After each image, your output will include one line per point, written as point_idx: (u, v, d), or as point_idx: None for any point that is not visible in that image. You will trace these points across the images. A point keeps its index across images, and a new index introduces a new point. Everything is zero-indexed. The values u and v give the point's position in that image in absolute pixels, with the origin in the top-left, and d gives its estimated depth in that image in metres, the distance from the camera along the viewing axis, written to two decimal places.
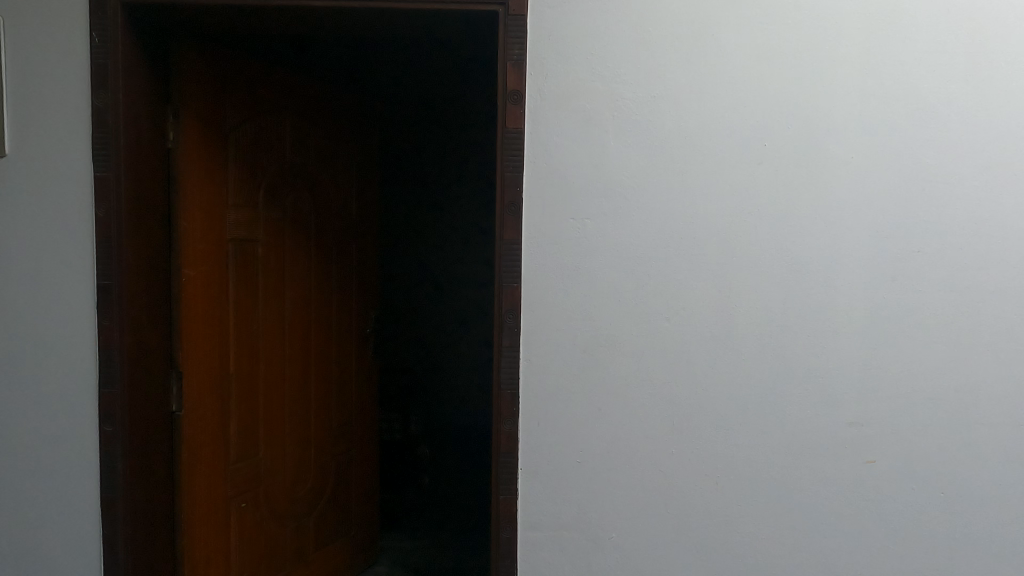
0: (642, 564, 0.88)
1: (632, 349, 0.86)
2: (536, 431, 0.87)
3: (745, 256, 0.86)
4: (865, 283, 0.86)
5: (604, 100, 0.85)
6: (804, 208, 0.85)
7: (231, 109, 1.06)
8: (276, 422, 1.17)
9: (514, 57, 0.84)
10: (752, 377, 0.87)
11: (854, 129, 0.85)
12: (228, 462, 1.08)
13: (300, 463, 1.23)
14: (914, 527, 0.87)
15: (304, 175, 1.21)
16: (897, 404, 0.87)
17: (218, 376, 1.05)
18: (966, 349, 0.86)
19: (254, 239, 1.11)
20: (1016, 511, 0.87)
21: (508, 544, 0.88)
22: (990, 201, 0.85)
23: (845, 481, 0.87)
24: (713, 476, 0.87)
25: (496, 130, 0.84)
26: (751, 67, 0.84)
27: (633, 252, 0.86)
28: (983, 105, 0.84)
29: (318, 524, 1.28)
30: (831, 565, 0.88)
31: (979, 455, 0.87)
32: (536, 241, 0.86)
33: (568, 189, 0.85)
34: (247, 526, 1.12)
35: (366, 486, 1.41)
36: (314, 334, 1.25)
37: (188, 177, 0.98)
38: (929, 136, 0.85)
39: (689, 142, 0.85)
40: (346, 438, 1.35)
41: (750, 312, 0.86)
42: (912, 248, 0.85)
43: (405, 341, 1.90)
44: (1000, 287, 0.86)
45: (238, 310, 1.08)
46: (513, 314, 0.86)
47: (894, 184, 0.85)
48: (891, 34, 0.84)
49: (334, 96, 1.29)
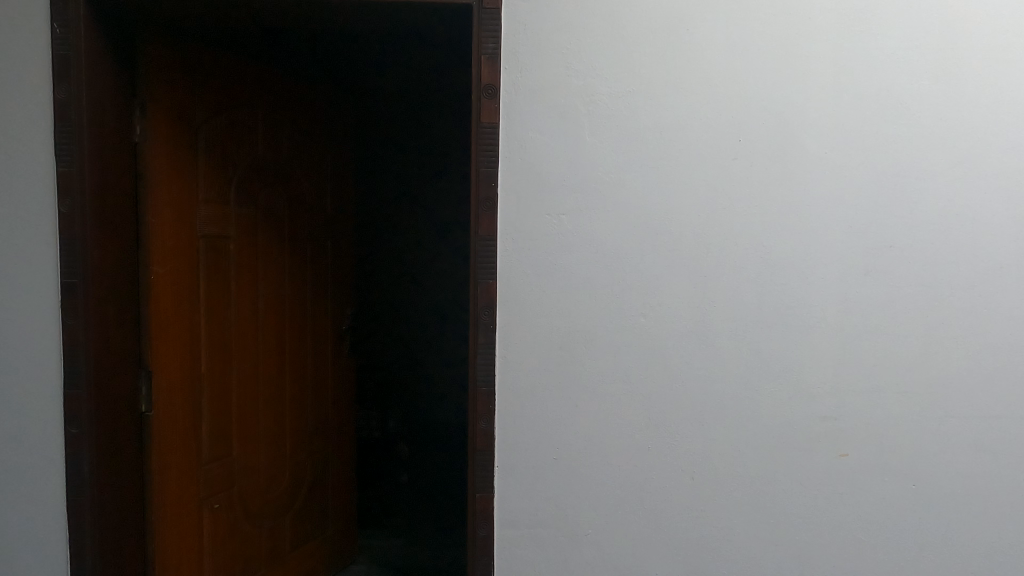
0: (619, 560, 0.88)
1: (608, 346, 0.86)
2: (512, 429, 0.87)
3: (720, 252, 0.86)
4: (839, 279, 0.86)
5: (579, 94, 0.85)
6: (779, 204, 0.86)
7: (200, 102, 1.04)
8: (251, 421, 1.16)
9: (489, 51, 0.84)
10: (727, 373, 0.87)
11: (827, 124, 0.85)
12: (200, 462, 1.06)
13: (275, 463, 1.21)
14: (887, 520, 0.89)
15: (278, 171, 1.19)
16: (870, 398, 0.87)
17: (190, 376, 1.03)
18: (937, 344, 0.87)
19: (225, 235, 1.09)
20: (984, 503, 0.88)
21: (485, 542, 0.88)
22: (961, 197, 0.86)
23: (820, 475, 0.88)
24: (689, 472, 0.88)
25: (471, 125, 0.84)
26: (726, 60, 0.84)
27: (609, 247, 0.86)
28: (954, 101, 0.85)
29: (295, 526, 1.27)
30: (804, 558, 0.89)
31: (949, 448, 0.88)
32: (511, 237, 0.85)
33: (543, 184, 0.85)
34: (221, 529, 1.11)
35: (343, 487, 1.40)
36: (289, 333, 1.24)
37: (156, 172, 0.96)
38: (901, 131, 0.85)
39: (665, 137, 0.85)
40: (323, 438, 1.34)
41: (725, 307, 0.86)
42: (885, 244, 0.86)
43: (382, 339, 1.88)
44: (971, 282, 0.87)
45: (209, 307, 1.06)
46: (489, 310, 0.86)
47: (867, 180, 0.86)
48: (864, 29, 0.85)
49: (307, 90, 1.27)
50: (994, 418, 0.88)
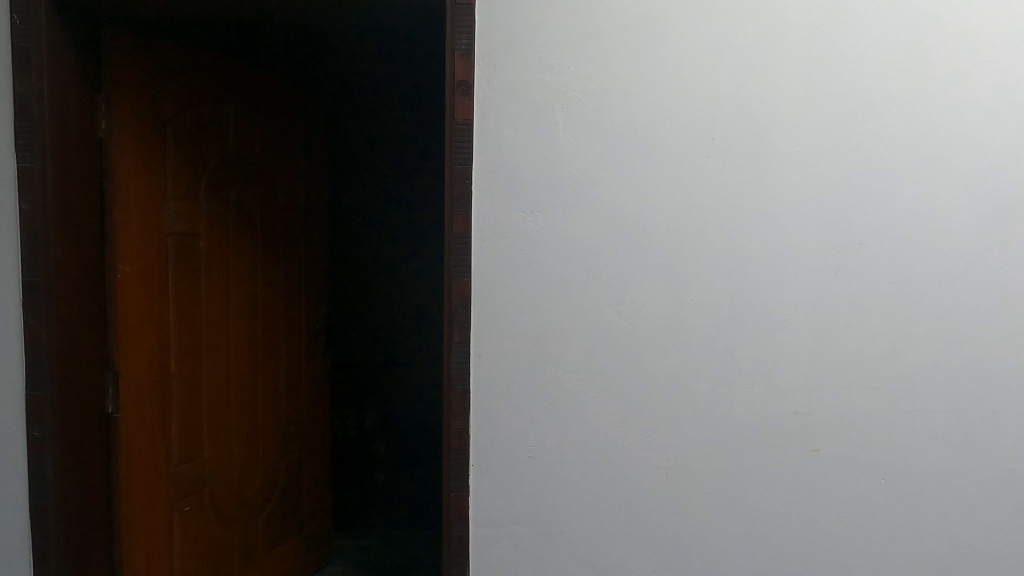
0: (594, 558, 0.88)
1: (584, 344, 0.86)
2: (487, 427, 0.87)
3: (693, 249, 0.86)
4: (810, 276, 0.87)
5: (554, 92, 0.84)
6: (751, 202, 0.86)
7: (167, 97, 1.02)
8: (222, 421, 1.14)
9: (463, 47, 0.83)
10: (701, 370, 0.87)
11: (799, 123, 0.86)
12: (170, 465, 1.04)
13: (248, 463, 1.20)
14: (858, 514, 0.90)
15: (249, 168, 1.18)
16: (840, 394, 0.89)
17: (158, 376, 1.01)
18: (906, 340, 0.88)
19: (194, 234, 1.07)
20: (950, 497, 0.90)
21: (460, 542, 0.88)
22: (928, 195, 0.87)
23: (792, 471, 0.89)
24: (665, 469, 0.88)
25: (445, 122, 0.83)
26: (700, 58, 0.85)
27: (583, 245, 0.86)
28: (922, 100, 0.86)
29: (268, 528, 1.25)
30: (777, 553, 0.90)
31: (916, 442, 0.89)
32: (486, 235, 0.85)
33: (517, 181, 0.85)
34: (192, 532, 1.09)
35: (318, 488, 1.39)
36: (262, 332, 1.22)
37: (122, 168, 0.94)
38: (871, 130, 0.86)
39: (639, 134, 0.85)
40: (297, 439, 1.32)
41: (699, 305, 0.87)
42: (856, 241, 0.87)
43: (358, 337, 1.87)
44: (939, 279, 0.88)
45: (178, 307, 1.04)
46: (463, 309, 0.85)
47: (838, 178, 0.87)
48: (834, 29, 0.86)
49: (278, 85, 1.25)
50: (960, 413, 0.89)
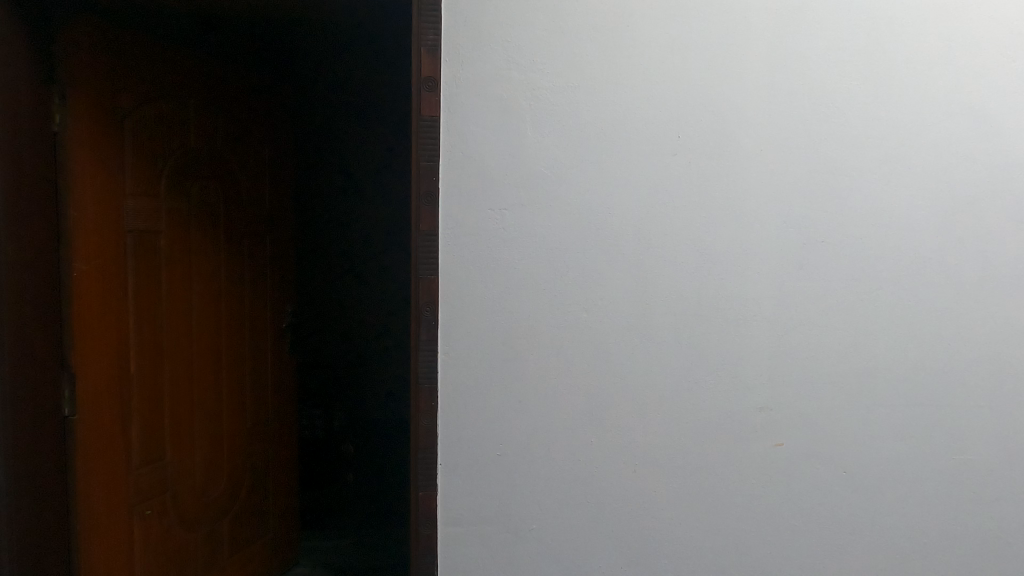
0: (562, 554, 0.89)
1: (550, 341, 0.87)
2: (455, 425, 0.87)
3: (659, 247, 0.87)
4: (773, 273, 0.89)
5: (520, 89, 0.85)
6: (716, 200, 0.88)
7: (127, 90, 0.99)
8: (185, 422, 1.12)
9: (428, 43, 0.84)
10: (667, 366, 0.89)
11: (762, 122, 0.87)
12: (131, 468, 1.02)
13: (212, 465, 1.18)
14: (820, 506, 0.92)
15: (212, 164, 1.15)
16: (803, 388, 0.90)
17: (118, 377, 0.99)
18: (867, 335, 0.90)
19: (155, 231, 1.05)
20: (909, 488, 0.92)
21: (429, 540, 0.88)
22: (888, 193, 0.89)
23: (756, 465, 0.90)
24: (631, 465, 0.89)
25: (411, 118, 0.84)
26: (665, 58, 0.86)
27: (550, 242, 0.86)
28: (883, 100, 0.88)
29: (232, 531, 1.23)
30: (742, 546, 0.91)
31: (876, 435, 0.91)
32: (453, 231, 0.85)
33: (484, 178, 0.85)
34: (154, 536, 1.07)
35: (283, 489, 1.37)
36: (226, 331, 1.20)
37: (79, 164, 0.91)
38: (833, 129, 0.88)
39: (605, 133, 0.86)
40: (262, 440, 1.31)
41: (665, 301, 0.88)
42: (817, 239, 0.89)
43: (327, 336, 1.84)
44: (899, 276, 0.90)
45: (139, 306, 1.02)
46: (430, 306, 0.86)
47: (800, 176, 0.88)
48: (797, 30, 0.87)
49: (243, 80, 1.23)
50: (919, 406, 0.91)
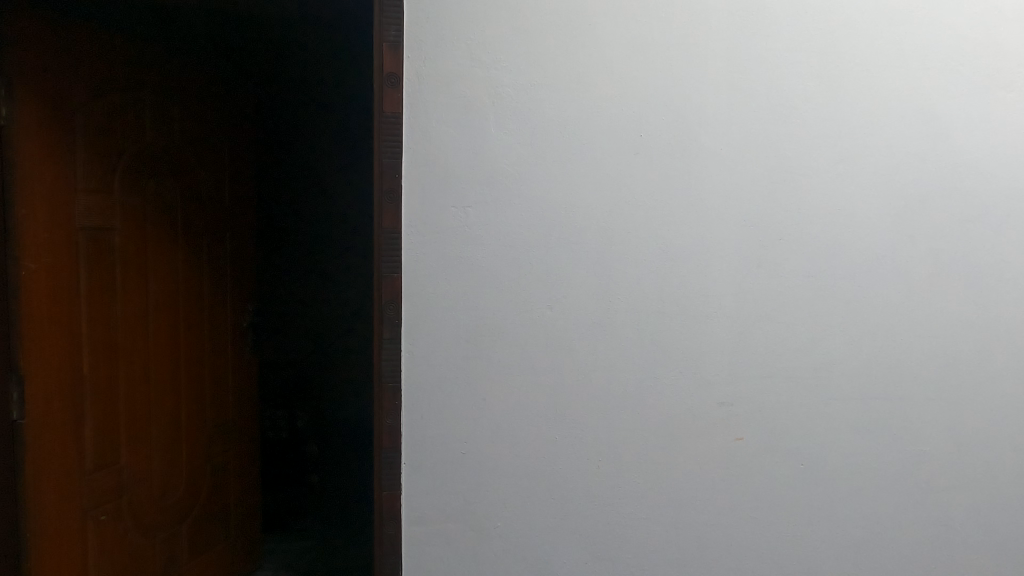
0: (527, 552, 0.89)
1: (515, 339, 0.87)
2: (418, 424, 0.86)
3: (622, 244, 0.88)
4: (733, 271, 0.90)
5: (483, 86, 0.84)
6: (678, 198, 0.88)
7: (77, 83, 0.97)
8: (142, 426, 1.09)
9: (391, 38, 0.78)
10: (631, 363, 0.89)
11: (722, 121, 0.88)
12: (84, 472, 0.99)
13: (170, 468, 1.15)
14: (779, 498, 0.93)
15: (169, 161, 1.13)
16: (762, 383, 0.92)
17: (69, 380, 0.96)
18: (823, 331, 0.92)
19: (109, 228, 1.02)
20: (863, 478, 0.95)
21: (392, 540, 0.86)
22: (843, 192, 0.91)
23: (717, 460, 0.92)
24: (595, 462, 0.89)
25: (372, 116, 0.79)
26: (627, 56, 0.86)
27: (514, 240, 0.86)
28: (837, 102, 0.90)
29: (192, 538, 1.21)
30: (704, 539, 0.92)
31: (832, 428, 0.94)
32: (416, 229, 0.84)
33: (447, 175, 0.84)
34: (109, 544, 1.04)
35: (246, 494, 1.35)
36: (185, 332, 1.17)
37: (25, 159, 0.89)
38: (791, 129, 0.90)
39: (568, 130, 0.86)
40: (224, 444, 1.28)
41: (628, 298, 0.88)
42: (776, 237, 0.91)
43: (290, 335, 1.81)
44: (852, 272, 0.92)
45: (92, 306, 0.99)
46: (394, 308, 0.81)
47: (759, 175, 0.90)
48: (756, 31, 0.88)
49: (200, 74, 1.20)
50: (871, 398, 0.94)
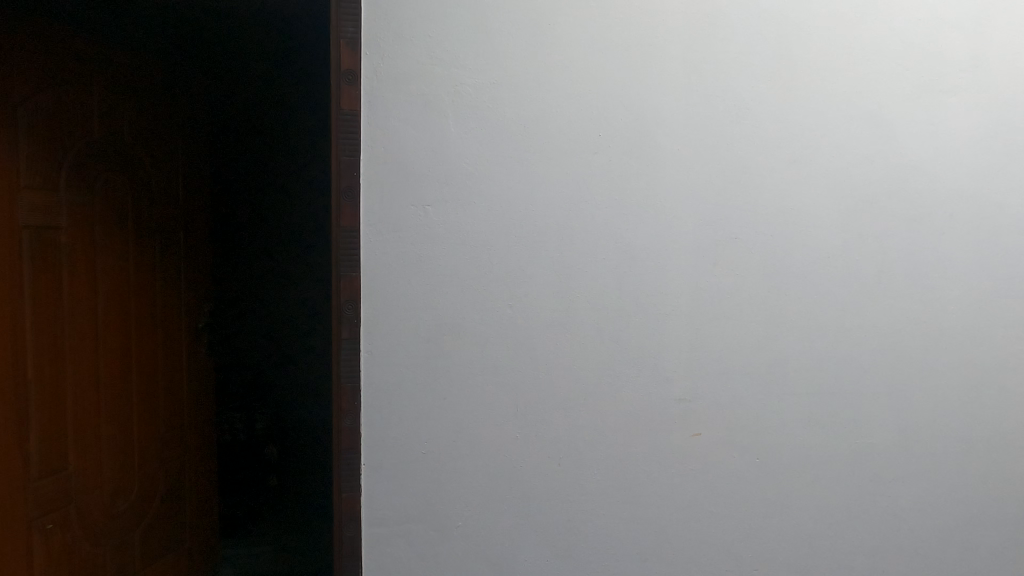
0: (490, 551, 0.89)
1: (476, 338, 0.87)
2: (379, 425, 0.85)
3: (582, 244, 0.88)
4: (691, 270, 0.92)
5: (442, 84, 0.83)
6: (637, 197, 0.89)
7: (21, 74, 0.92)
8: (88, 430, 1.06)
9: (348, 35, 0.81)
10: (591, 361, 0.90)
11: (679, 122, 0.90)
12: (29, 481, 0.95)
13: (115, 473, 1.12)
14: (735, 491, 0.95)
15: (111, 158, 1.10)
16: (719, 380, 0.94)
17: (15, 384, 0.92)
18: (777, 327, 0.95)
19: (54, 226, 0.98)
20: (815, 470, 0.98)
21: (353, 543, 0.85)
22: (796, 192, 0.94)
23: (677, 455, 0.93)
24: (557, 459, 0.90)
25: (330, 112, 0.81)
26: (585, 57, 0.87)
27: (474, 239, 0.86)
28: (790, 105, 0.93)
29: (137, 544, 1.18)
30: (663, 533, 0.94)
31: (786, 422, 0.96)
32: (375, 228, 0.83)
33: (407, 174, 0.83)
34: (54, 554, 1.00)
35: (186, 497, 1.33)
36: (130, 333, 1.15)
37: None
38: (745, 131, 0.92)
39: (529, 129, 0.86)
40: (167, 447, 1.26)
41: (588, 297, 0.89)
42: (732, 235, 0.93)
43: (249, 343, 1.93)
44: (806, 270, 0.95)
45: (37, 307, 0.95)
46: (352, 306, 0.83)
47: (715, 175, 0.91)
48: (711, 35, 0.90)
49: (142, 69, 1.18)
50: (822, 393, 0.97)
